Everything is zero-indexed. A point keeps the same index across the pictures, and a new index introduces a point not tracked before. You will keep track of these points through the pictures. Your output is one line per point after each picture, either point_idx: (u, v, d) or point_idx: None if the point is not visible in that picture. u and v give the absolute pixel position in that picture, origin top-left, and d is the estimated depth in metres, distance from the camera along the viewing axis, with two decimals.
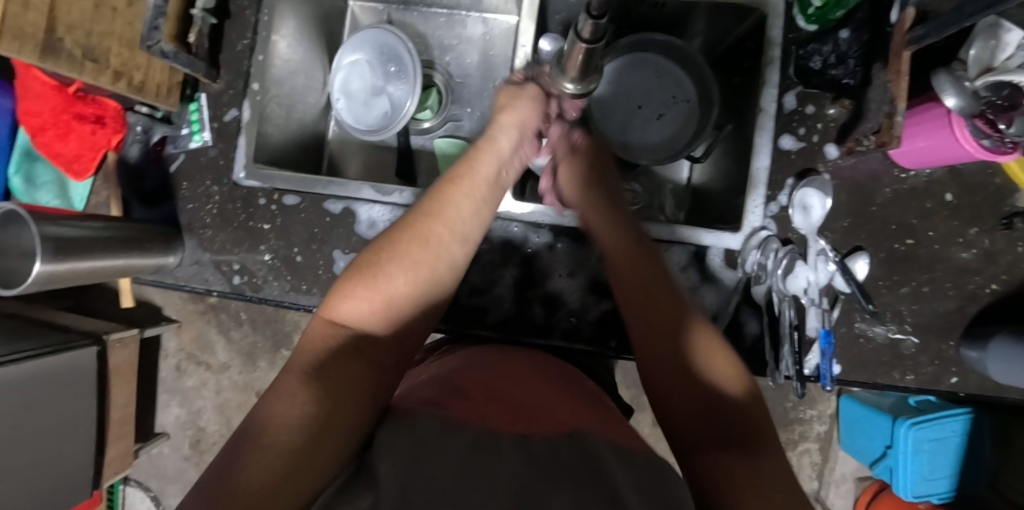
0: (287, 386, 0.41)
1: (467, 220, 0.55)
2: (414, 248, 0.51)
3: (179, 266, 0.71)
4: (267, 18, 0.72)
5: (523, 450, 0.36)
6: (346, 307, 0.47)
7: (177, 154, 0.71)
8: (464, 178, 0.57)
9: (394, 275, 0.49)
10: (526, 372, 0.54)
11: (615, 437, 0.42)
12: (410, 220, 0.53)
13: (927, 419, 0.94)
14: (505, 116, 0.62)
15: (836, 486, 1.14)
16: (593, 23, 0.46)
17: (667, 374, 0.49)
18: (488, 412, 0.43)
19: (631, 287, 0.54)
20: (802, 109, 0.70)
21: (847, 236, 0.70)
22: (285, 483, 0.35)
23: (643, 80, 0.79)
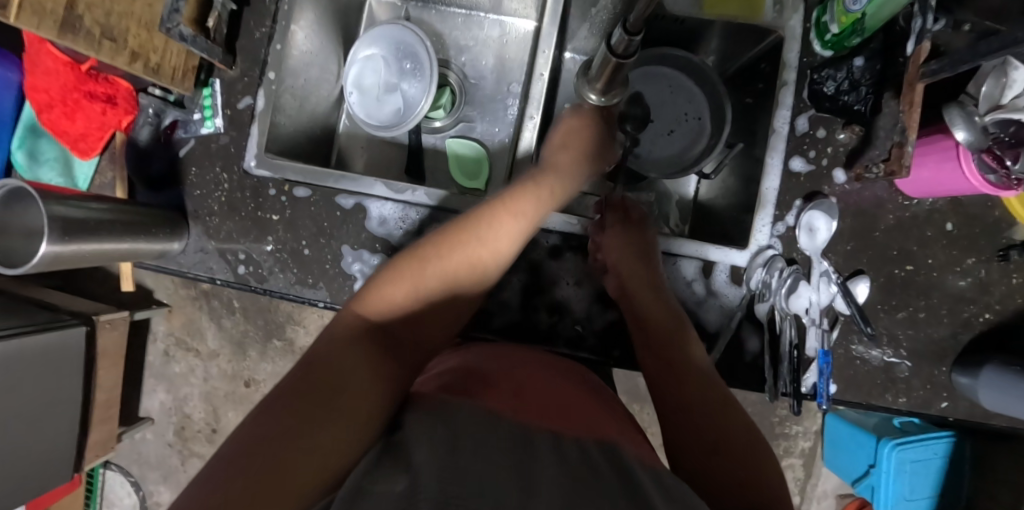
0: (317, 364, 0.42)
1: (506, 237, 0.55)
2: (455, 260, 0.52)
3: (183, 253, 0.70)
4: (287, 7, 0.71)
5: (560, 453, 0.38)
6: (381, 302, 0.48)
7: (188, 139, 0.70)
8: (511, 195, 0.57)
9: (430, 278, 0.50)
10: (544, 367, 0.55)
11: (643, 455, 0.44)
12: (453, 231, 0.54)
13: (910, 440, 0.97)
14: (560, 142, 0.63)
15: (817, 501, 1.16)
16: (629, 39, 0.47)
17: (689, 435, 0.51)
18: (520, 406, 0.45)
19: (657, 322, 0.60)
20: (813, 133, 0.71)
21: (849, 259, 0.71)
22: (313, 453, 0.36)
23: (658, 94, 0.80)
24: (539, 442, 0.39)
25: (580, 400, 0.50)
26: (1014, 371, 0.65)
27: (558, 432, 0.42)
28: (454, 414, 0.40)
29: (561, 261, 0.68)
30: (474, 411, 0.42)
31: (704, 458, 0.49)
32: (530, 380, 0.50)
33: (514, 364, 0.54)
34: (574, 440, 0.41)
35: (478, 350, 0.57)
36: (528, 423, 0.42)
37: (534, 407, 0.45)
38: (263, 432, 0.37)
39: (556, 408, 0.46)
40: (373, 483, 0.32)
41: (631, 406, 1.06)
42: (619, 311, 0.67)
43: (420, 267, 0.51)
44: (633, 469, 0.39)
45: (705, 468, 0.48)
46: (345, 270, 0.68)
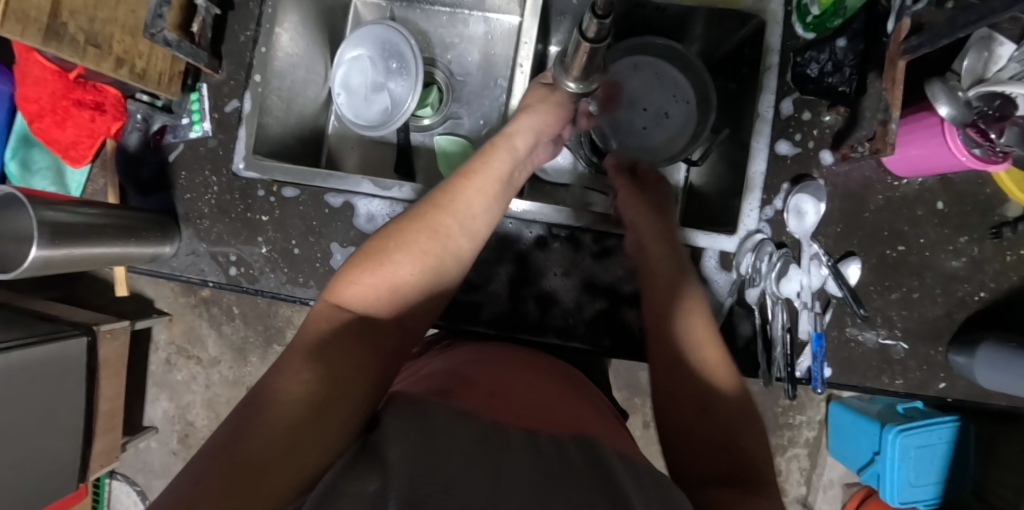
0: (290, 363, 0.43)
1: (476, 215, 0.55)
2: (422, 240, 0.52)
3: (175, 256, 0.71)
4: (271, 11, 0.72)
5: (534, 451, 0.38)
6: (353, 293, 0.49)
7: (176, 144, 0.71)
8: (478, 173, 0.57)
9: (400, 263, 0.50)
10: (527, 367, 0.55)
11: (623, 447, 0.44)
12: (421, 212, 0.54)
13: (915, 425, 0.96)
14: (525, 118, 0.62)
15: (823, 491, 1.15)
16: (597, 23, 0.47)
17: (670, 409, 0.52)
18: (495, 405, 0.45)
19: (659, 272, 0.60)
20: (798, 116, 0.71)
21: (840, 241, 0.71)
22: (293, 452, 0.37)
23: (647, 80, 0.80)
24: (513, 439, 0.40)
25: (561, 396, 0.50)
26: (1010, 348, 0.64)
27: (532, 429, 0.42)
28: (428, 412, 0.41)
29: (549, 252, 0.68)
30: (451, 409, 0.42)
31: (686, 435, 0.49)
32: (505, 379, 0.50)
33: (494, 364, 0.53)
34: (547, 435, 0.42)
35: (469, 349, 0.57)
36: (504, 421, 0.42)
37: (511, 406, 0.45)
38: (248, 427, 0.38)
39: (535, 407, 0.46)
40: (346, 483, 0.33)
41: (632, 400, 1.05)
42: (608, 300, 0.67)
43: (392, 251, 0.51)
44: (611, 462, 0.39)
45: (686, 450, 0.49)
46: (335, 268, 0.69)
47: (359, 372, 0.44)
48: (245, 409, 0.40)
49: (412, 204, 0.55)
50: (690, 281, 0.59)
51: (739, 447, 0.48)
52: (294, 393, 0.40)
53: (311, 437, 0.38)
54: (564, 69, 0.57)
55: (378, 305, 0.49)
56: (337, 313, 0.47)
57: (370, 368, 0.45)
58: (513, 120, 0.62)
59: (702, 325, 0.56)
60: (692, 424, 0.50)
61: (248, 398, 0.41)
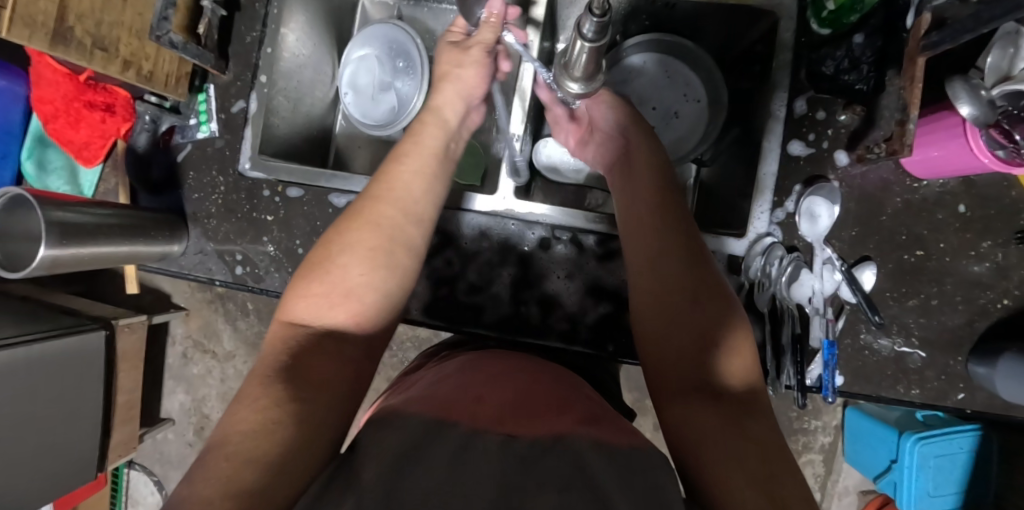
0: (250, 390, 0.43)
1: (418, 199, 0.56)
2: (366, 235, 0.52)
3: (184, 255, 0.72)
4: (276, 11, 0.72)
5: (511, 464, 0.38)
6: (304, 306, 0.50)
7: (185, 144, 0.72)
8: (411, 156, 0.58)
9: (346, 266, 0.51)
10: (509, 367, 0.55)
11: (605, 435, 0.43)
12: (359, 209, 0.55)
13: (934, 434, 0.94)
14: (447, 86, 0.63)
15: (839, 498, 1.13)
16: (592, 20, 0.45)
17: (652, 337, 0.52)
18: (478, 410, 0.45)
19: (634, 184, 0.59)
20: (812, 115, 0.68)
21: (855, 245, 0.68)
22: (259, 487, 0.37)
23: (656, 79, 0.78)
24: (489, 449, 0.39)
25: (549, 396, 0.50)
26: None
27: (512, 435, 0.42)
28: (402, 423, 0.42)
29: (553, 254, 0.66)
30: (426, 419, 0.42)
31: (670, 357, 0.50)
32: (478, 381, 0.50)
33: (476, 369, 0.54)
34: (527, 439, 0.41)
35: (465, 357, 0.57)
36: (484, 428, 0.42)
37: (492, 412, 0.45)
38: (215, 461, 0.38)
39: (515, 411, 0.46)
40: None
41: (642, 401, 1.04)
42: (613, 303, 0.65)
43: (334, 253, 0.52)
44: (596, 468, 0.38)
45: (669, 373, 0.50)
46: None
47: (315, 385, 0.45)
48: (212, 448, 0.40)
49: (354, 203, 0.56)
50: (664, 191, 0.58)
51: (720, 367, 0.49)
52: (256, 421, 0.40)
53: (278, 469, 0.38)
54: (563, 69, 0.56)
55: (328, 309, 0.49)
56: (292, 330, 0.48)
57: (326, 381, 0.45)
58: (438, 97, 0.63)
59: (674, 233, 0.55)
60: (677, 346, 0.50)
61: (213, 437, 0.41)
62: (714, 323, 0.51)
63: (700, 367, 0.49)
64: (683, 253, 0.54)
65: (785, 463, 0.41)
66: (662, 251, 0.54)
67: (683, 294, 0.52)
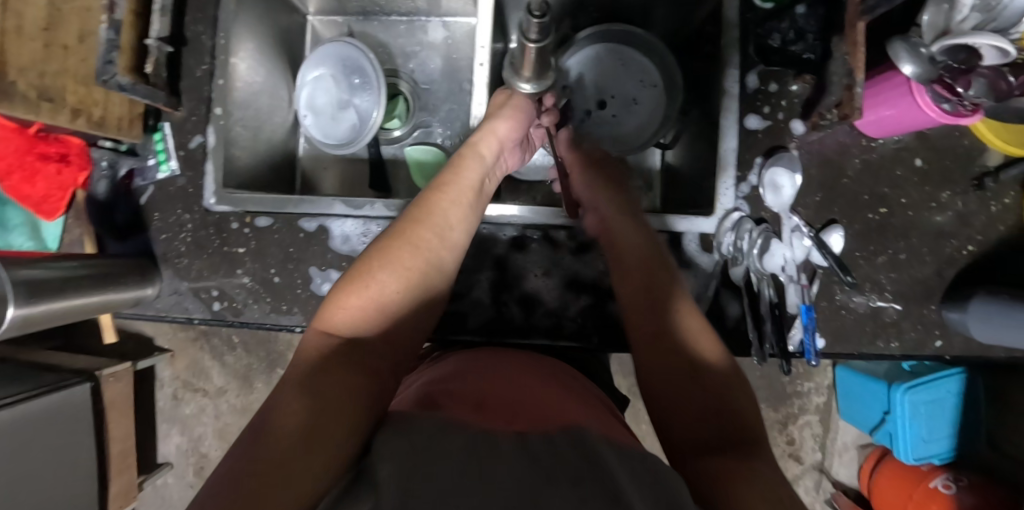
0: (285, 397, 0.40)
1: (454, 226, 0.53)
2: (405, 255, 0.49)
3: (158, 297, 0.71)
4: (224, 41, 0.71)
5: (527, 453, 0.37)
6: (341, 318, 0.46)
7: (146, 186, 0.71)
8: (452, 184, 0.55)
9: (385, 284, 0.48)
10: (520, 369, 0.55)
11: (609, 432, 0.44)
12: (400, 229, 0.52)
13: (921, 382, 0.97)
14: (495, 123, 0.59)
15: (839, 455, 1.19)
16: (533, 23, 0.46)
17: (669, 406, 0.49)
18: (486, 414, 0.44)
19: (623, 245, 0.60)
20: (765, 88, 0.70)
21: (821, 209, 0.70)
22: (288, 484, 0.34)
23: (611, 69, 0.79)
24: (501, 442, 0.39)
25: (556, 397, 0.49)
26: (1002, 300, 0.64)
27: (524, 432, 0.41)
28: (416, 423, 0.41)
29: (527, 253, 0.66)
30: (440, 421, 0.41)
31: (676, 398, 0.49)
32: (479, 384, 0.50)
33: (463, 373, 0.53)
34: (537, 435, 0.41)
35: (460, 358, 0.58)
36: (493, 428, 0.41)
37: (504, 413, 0.45)
38: (240, 473, 0.35)
39: (523, 409, 0.46)
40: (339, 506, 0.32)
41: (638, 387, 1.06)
42: (593, 295, 0.66)
43: (369, 269, 0.49)
44: (602, 452, 0.38)
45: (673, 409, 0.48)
46: (317, 292, 0.69)
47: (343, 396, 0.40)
48: (240, 448, 0.37)
49: (390, 223, 0.53)
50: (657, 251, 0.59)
51: (733, 416, 0.47)
52: (290, 425, 0.38)
53: (310, 462, 0.35)
54: (516, 70, 0.58)
55: (364, 326, 0.46)
56: (322, 343, 0.44)
57: (353, 390, 0.41)
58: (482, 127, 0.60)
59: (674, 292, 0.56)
60: (687, 401, 0.48)
61: (241, 436, 0.38)
62: (725, 388, 0.49)
63: (706, 403, 0.48)
64: (675, 304, 0.55)
65: None
66: (656, 305, 0.55)
67: (688, 353, 0.51)
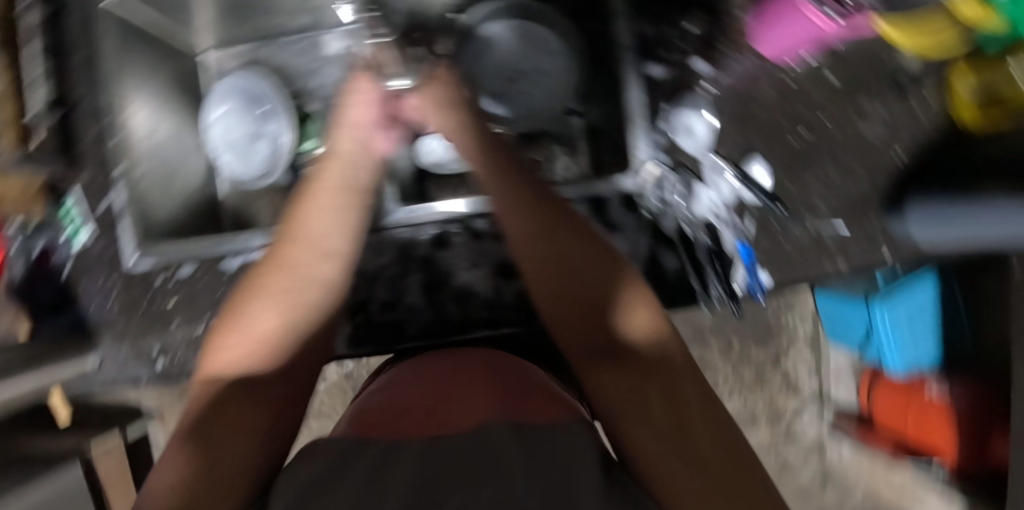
0: (172, 450, 0.45)
1: (327, 233, 0.53)
2: (273, 281, 0.51)
3: (103, 367, 0.70)
4: (111, 98, 0.71)
5: (427, 463, 0.37)
6: (220, 359, 0.49)
7: (66, 259, 0.70)
8: (317, 191, 0.55)
9: (257, 315, 0.49)
10: (461, 361, 0.53)
11: (521, 414, 0.43)
12: (271, 255, 0.53)
13: (893, 291, 0.93)
14: (348, 113, 0.58)
15: (835, 378, 1.17)
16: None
17: (582, 344, 0.50)
18: (405, 424, 0.44)
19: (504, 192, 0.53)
20: (658, 34, 0.69)
21: (740, 144, 0.69)
22: None
23: (513, 44, 0.75)
24: (402, 453, 0.39)
25: (486, 383, 0.48)
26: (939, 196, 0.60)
27: (434, 436, 0.41)
28: (322, 447, 0.41)
29: (452, 248, 0.65)
30: (343, 443, 0.41)
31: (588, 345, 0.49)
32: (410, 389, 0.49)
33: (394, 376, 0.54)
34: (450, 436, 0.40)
35: (408, 361, 0.57)
36: (406, 438, 0.41)
37: (421, 417, 0.44)
38: None
39: (447, 409, 0.45)
40: None
41: None
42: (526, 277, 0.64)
43: (244, 304, 0.51)
44: (500, 441, 0.38)
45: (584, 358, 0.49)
46: None
47: (230, 437, 0.45)
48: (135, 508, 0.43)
49: (264, 251, 0.54)
50: (535, 187, 0.53)
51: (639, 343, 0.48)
52: (183, 476, 0.42)
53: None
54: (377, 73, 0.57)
55: (246, 365, 0.48)
56: (214, 386, 0.48)
57: (247, 429, 0.45)
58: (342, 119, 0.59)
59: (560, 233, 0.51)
60: (593, 343, 0.49)
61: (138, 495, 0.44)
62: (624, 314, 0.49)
63: (615, 346, 0.48)
64: (570, 242, 0.51)
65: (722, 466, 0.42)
66: (549, 245, 0.51)
67: (587, 294, 0.50)
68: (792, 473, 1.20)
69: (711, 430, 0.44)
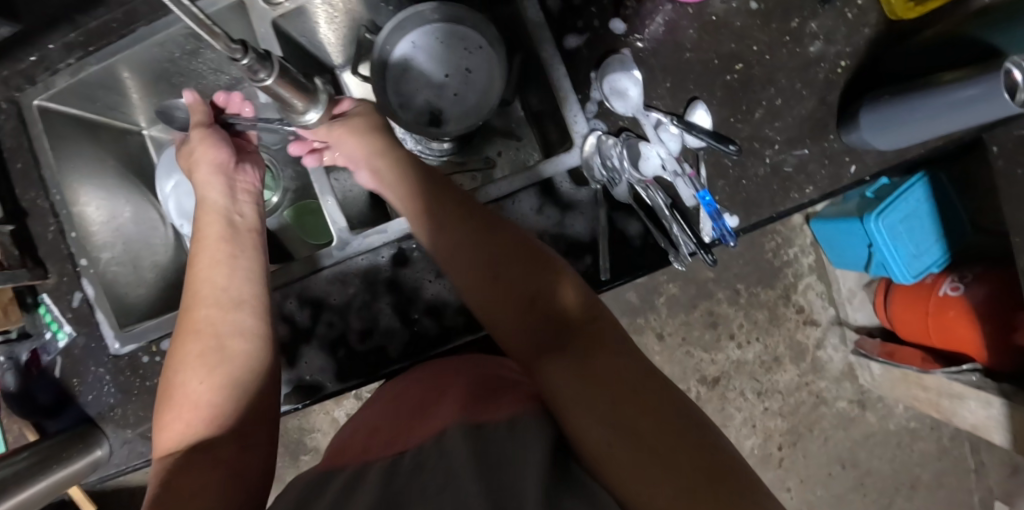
0: None
1: (225, 285, 0.58)
2: (190, 345, 0.54)
3: (112, 454, 0.71)
4: (60, 196, 0.71)
5: (387, 485, 0.38)
6: (167, 434, 0.51)
7: (54, 359, 0.72)
8: (202, 252, 0.60)
9: (187, 379, 0.53)
10: (422, 383, 0.55)
11: (474, 416, 0.44)
12: (181, 326, 0.56)
13: (888, 202, 0.84)
14: (197, 174, 0.64)
15: (850, 302, 1.12)
16: (243, 66, 0.45)
17: (514, 319, 0.51)
18: (368, 451, 0.46)
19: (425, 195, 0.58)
20: (570, 3, 0.67)
21: (676, 95, 0.67)
22: None
23: (434, 51, 0.76)
24: (366, 479, 0.40)
25: (440, 396, 0.50)
26: (902, 99, 0.58)
27: (397, 456, 0.42)
28: (290, 489, 0.42)
29: (413, 264, 0.65)
30: (311, 480, 0.43)
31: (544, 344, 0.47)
32: (376, 421, 0.51)
33: (365, 412, 0.56)
34: (413, 450, 0.42)
35: (374, 397, 0.58)
36: (371, 462, 0.43)
37: (384, 440, 0.46)
38: None
39: (405, 428, 0.47)
40: None
41: None
42: None
43: (172, 377, 0.54)
44: (453, 449, 0.39)
45: (524, 350, 0.49)
46: None
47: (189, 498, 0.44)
48: None
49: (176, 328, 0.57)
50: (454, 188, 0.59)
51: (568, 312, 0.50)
52: None
53: None
54: (290, 110, 0.56)
55: (191, 430, 0.50)
56: (167, 460, 0.49)
57: (212, 480, 0.46)
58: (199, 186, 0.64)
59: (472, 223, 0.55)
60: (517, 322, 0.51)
61: None
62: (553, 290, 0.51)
63: (549, 318, 0.50)
64: (489, 228, 0.54)
65: (664, 423, 0.41)
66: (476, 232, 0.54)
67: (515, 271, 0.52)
68: (827, 405, 1.18)
69: (652, 389, 0.43)
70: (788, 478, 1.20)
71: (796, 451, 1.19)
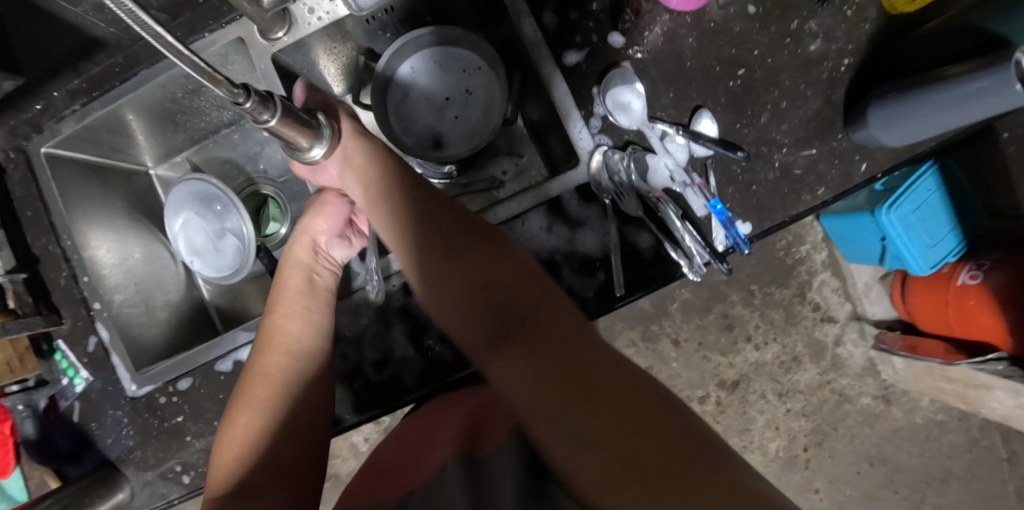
0: None
1: (297, 334, 0.61)
2: (257, 389, 0.59)
3: (134, 496, 0.70)
4: (71, 242, 0.72)
5: None
6: (221, 472, 0.56)
7: (72, 404, 0.71)
8: (281, 301, 0.63)
9: (245, 422, 0.57)
10: (435, 414, 0.57)
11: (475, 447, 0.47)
12: (254, 364, 0.61)
13: (900, 194, 0.82)
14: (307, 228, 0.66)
15: (867, 296, 1.10)
16: (247, 109, 0.44)
17: (472, 320, 0.53)
18: (382, 489, 0.48)
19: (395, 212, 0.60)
20: (567, 20, 0.67)
21: (679, 104, 0.67)
22: None
23: (433, 75, 0.76)
24: None
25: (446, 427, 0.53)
26: (904, 94, 0.58)
27: (406, 492, 0.45)
28: None
29: None
30: None
31: (522, 378, 0.47)
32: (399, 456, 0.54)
33: (398, 444, 0.57)
34: (420, 488, 0.45)
35: (404, 425, 0.61)
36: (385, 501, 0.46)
37: (399, 477, 0.49)
38: None
39: (417, 462, 0.50)
40: None
41: None
42: None
43: (236, 416, 0.58)
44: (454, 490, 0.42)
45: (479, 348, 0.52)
46: None
47: None
48: None
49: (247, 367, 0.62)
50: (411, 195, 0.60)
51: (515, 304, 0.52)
52: None
53: None
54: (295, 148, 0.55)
55: (239, 468, 0.55)
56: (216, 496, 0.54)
57: None
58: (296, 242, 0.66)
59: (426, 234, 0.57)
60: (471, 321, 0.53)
61: None
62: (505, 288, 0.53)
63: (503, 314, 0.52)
64: (450, 233, 0.57)
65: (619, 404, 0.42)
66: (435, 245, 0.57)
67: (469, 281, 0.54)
68: (851, 402, 1.16)
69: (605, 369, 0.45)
70: (815, 479, 1.18)
71: (822, 451, 1.17)
